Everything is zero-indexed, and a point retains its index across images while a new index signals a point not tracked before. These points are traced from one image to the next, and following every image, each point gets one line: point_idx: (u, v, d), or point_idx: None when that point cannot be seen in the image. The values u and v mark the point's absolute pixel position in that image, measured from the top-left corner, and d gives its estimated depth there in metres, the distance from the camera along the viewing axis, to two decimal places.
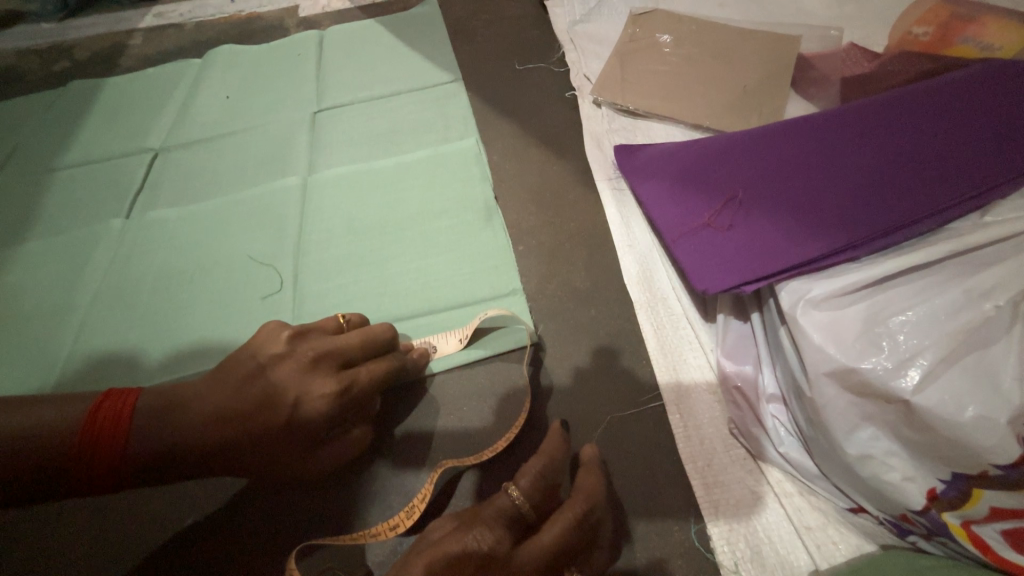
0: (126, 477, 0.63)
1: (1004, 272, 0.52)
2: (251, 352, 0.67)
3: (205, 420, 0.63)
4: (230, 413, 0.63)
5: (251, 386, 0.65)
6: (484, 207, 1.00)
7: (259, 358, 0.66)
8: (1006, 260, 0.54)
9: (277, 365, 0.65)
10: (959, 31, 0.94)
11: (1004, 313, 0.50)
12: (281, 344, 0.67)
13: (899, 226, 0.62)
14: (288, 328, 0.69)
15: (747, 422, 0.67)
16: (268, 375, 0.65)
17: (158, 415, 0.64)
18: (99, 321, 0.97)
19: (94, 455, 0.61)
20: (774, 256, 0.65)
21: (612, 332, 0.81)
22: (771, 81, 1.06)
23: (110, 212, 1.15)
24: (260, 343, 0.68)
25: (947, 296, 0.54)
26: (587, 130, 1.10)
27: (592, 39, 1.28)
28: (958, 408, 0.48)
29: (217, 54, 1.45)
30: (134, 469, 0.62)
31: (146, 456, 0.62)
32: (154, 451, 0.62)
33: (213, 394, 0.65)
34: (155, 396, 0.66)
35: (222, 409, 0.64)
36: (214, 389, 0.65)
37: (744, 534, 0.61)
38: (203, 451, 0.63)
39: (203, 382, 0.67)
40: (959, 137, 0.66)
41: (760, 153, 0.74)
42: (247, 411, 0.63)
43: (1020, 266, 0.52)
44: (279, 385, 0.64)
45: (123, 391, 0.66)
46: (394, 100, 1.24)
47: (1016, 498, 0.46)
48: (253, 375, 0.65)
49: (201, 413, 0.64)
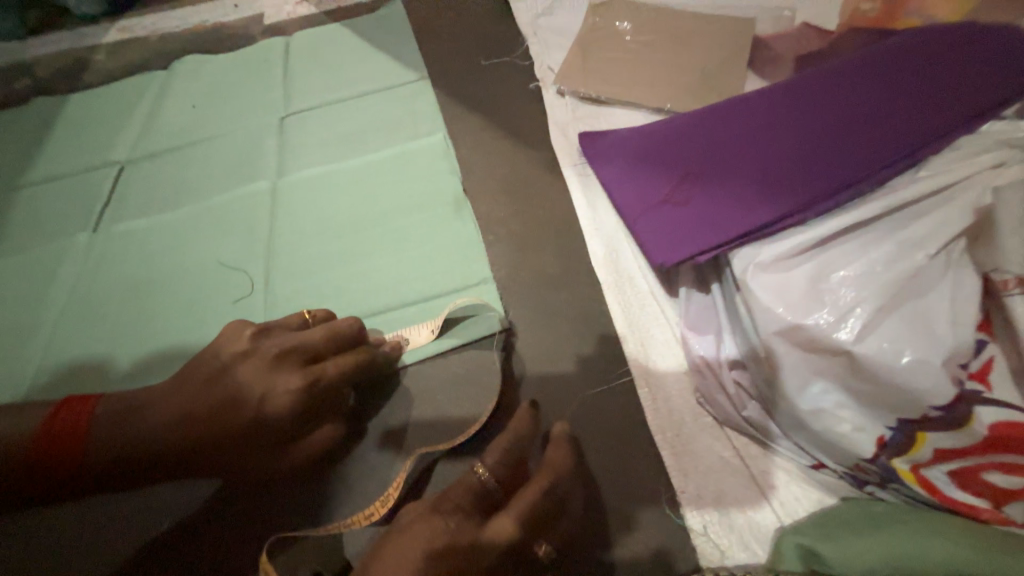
0: (93, 481, 0.63)
1: (933, 225, 0.56)
2: (215, 352, 0.67)
3: (171, 422, 0.63)
4: (195, 413, 0.63)
5: (215, 386, 0.64)
6: (453, 199, 1.00)
7: (223, 357, 0.66)
8: (935, 212, 0.57)
9: (242, 363, 0.65)
10: (902, 4, 0.97)
11: (932, 263, 0.54)
12: (244, 342, 0.67)
13: (842, 189, 0.64)
14: (252, 326, 0.68)
15: (711, 390, 0.68)
16: (232, 373, 0.65)
17: (119, 418, 0.64)
18: (67, 334, 0.96)
19: (56, 459, 0.62)
20: (724, 226, 0.67)
21: (582, 313, 0.82)
22: (728, 62, 1.08)
23: (77, 226, 1.14)
24: (223, 343, 0.67)
25: (881, 250, 0.57)
26: (552, 120, 1.11)
27: (555, 31, 1.29)
28: (896, 354, 0.51)
29: (182, 64, 1.44)
30: (98, 473, 0.63)
31: (109, 459, 0.62)
32: (117, 454, 0.62)
33: (176, 395, 0.65)
34: (114, 401, 0.66)
35: (186, 410, 0.63)
36: (179, 390, 0.65)
37: (712, 498, 0.63)
38: (171, 452, 0.63)
39: (166, 384, 0.66)
40: (897, 99, 0.68)
41: (711, 129, 0.76)
42: (212, 410, 0.63)
43: (947, 217, 0.56)
44: (244, 383, 0.64)
45: (86, 396, 0.67)
46: (361, 100, 1.24)
47: (954, 437, 0.51)
48: (217, 375, 0.65)
49: (166, 415, 0.63)
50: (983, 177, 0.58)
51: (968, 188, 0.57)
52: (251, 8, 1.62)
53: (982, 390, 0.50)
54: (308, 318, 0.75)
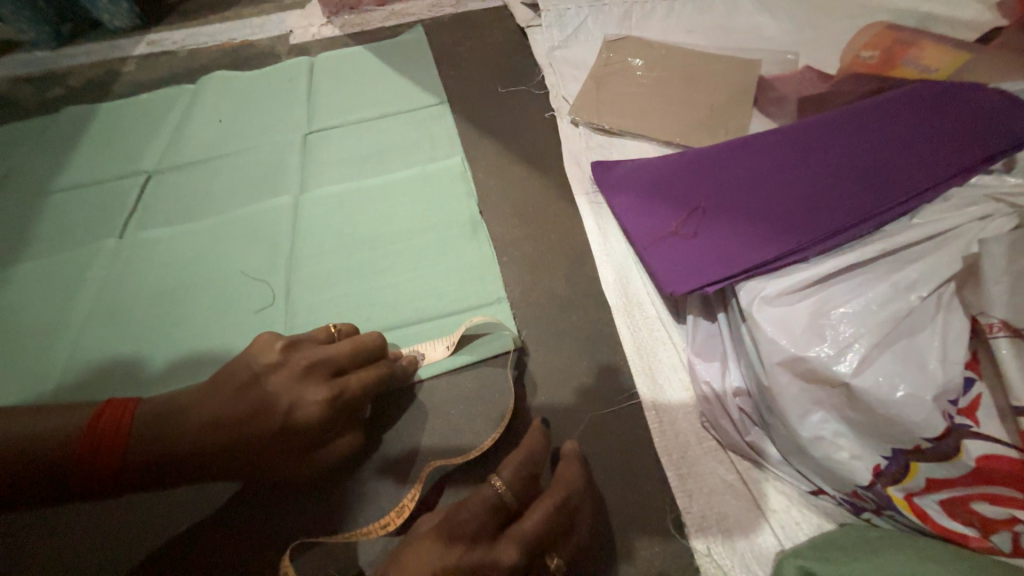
0: (126, 482, 0.66)
1: (926, 267, 0.60)
2: (246, 362, 0.70)
3: (202, 427, 0.66)
4: (227, 421, 0.66)
5: (247, 395, 0.68)
6: (470, 221, 1.05)
7: (254, 368, 0.69)
8: (927, 257, 0.61)
9: (272, 374, 0.69)
10: (901, 55, 1.03)
11: (924, 304, 0.58)
12: (275, 354, 0.70)
13: (840, 230, 0.69)
14: (282, 338, 0.72)
15: (716, 415, 0.72)
16: (263, 383, 0.68)
17: (156, 423, 0.67)
18: (93, 337, 1.00)
19: (94, 459, 0.64)
20: (731, 260, 0.71)
21: (592, 335, 0.85)
22: (734, 101, 1.14)
23: (105, 233, 1.18)
24: (255, 354, 0.71)
25: (877, 289, 0.61)
26: (566, 149, 1.16)
27: (569, 63, 1.36)
28: (891, 387, 0.55)
29: (211, 80, 1.51)
30: (134, 474, 0.65)
31: (145, 460, 0.65)
32: (155, 456, 0.65)
33: (210, 402, 0.68)
34: (153, 405, 0.69)
35: (218, 417, 0.67)
36: (211, 397, 0.68)
37: (716, 521, 0.66)
38: (201, 456, 0.66)
39: (199, 391, 0.70)
40: (892, 149, 0.73)
41: (720, 167, 0.81)
42: (243, 418, 0.66)
43: (939, 261, 0.60)
44: (274, 394, 0.67)
45: (123, 400, 0.70)
46: (383, 122, 1.30)
47: (945, 468, 0.54)
48: (248, 384, 0.68)
49: (199, 420, 0.67)
50: (970, 227, 0.62)
51: (956, 237, 0.62)
52: (278, 28, 1.69)
53: (971, 424, 0.53)
54: (333, 332, 0.79)
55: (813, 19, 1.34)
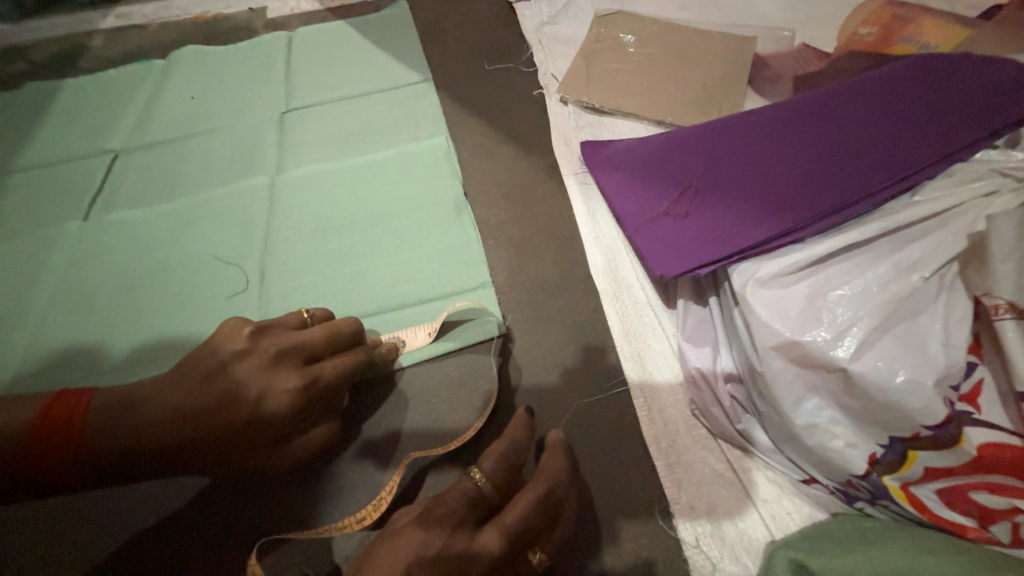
0: (83, 476, 0.62)
1: (928, 247, 0.57)
2: (211, 349, 0.66)
3: (163, 418, 0.62)
4: (190, 412, 0.62)
5: (211, 384, 0.63)
6: (454, 203, 1.00)
7: (219, 356, 0.65)
8: (929, 236, 0.59)
9: (238, 362, 0.64)
10: (900, 32, 1.00)
11: (926, 285, 0.55)
12: (242, 341, 0.65)
13: (838, 209, 0.66)
14: (249, 324, 0.67)
15: (706, 402, 0.69)
16: (229, 372, 0.64)
17: (113, 414, 0.63)
18: (54, 325, 0.94)
19: (49, 453, 0.60)
20: (725, 240, 0.68)
21: (580, 321, 0.82)
22: (729, 79, 1.10)
23: (67, 215, 1.12)
24: (220, 340, 0.66)
25: (877, 270, 0.58)
26: (555, 128, 1.12)
27: (559, 40, 1.30)
28: (891, 373, 0.52)
29: (182, 55, 1.42)
30: (89, 468, 0.61)
31: (100, 453, 0.61)
32: (111, 449, 0.61)
33: (171, 392, 0.64)
34: (109, 395, 0.65)
35: (181, 408, 0.62)
36: (172, 387, 0.64)
37: (705, 512, 0.64)
38: (162, 449, 0.62)
39: (159, 380, 0.65)
40: (893, 125, 0.69)
41: (715, 144, 0.77)
42: (207, 409, 0.62)
43: (942, 240, 0.57)
44: (240, 383, 0.63)
45: (80, 390, 0.66)
46: (364, 99, 1.24)
47: (943, 457, 0.52)
48: (213, 374, 0.64)
49: (160, 412, 0.62)
50: (975, 204, 0.60)
51: (960, 214, 0.59)
52: (254, 1, 1.60)
53: (972, 411, 0.51)
54: (306, 318, 0.74)
55: None
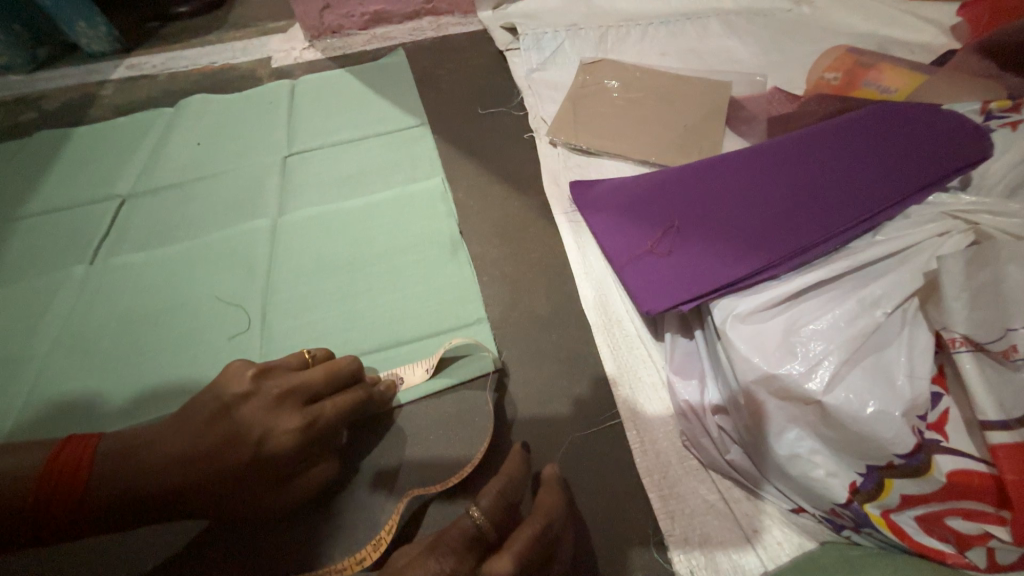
0: (85, 522, 0.62)
1: (890, 284, 0.62)
2: (215, 392, 0.68)
3: (166, 463, 0.63)
4: (194, 455, 0.63)
5: (215, 426, 0.65)
6: (450, 241, 1.05)
7: (224, 398, 0.66)
8: (891, 273, 0.63)
9: (241, 405, 0.66)
10: (862, 76, 1.08)
11: (890, 319, 0.60)
12: (245, 383, 0.67)
13: (808, 247, 0.70)
14: (253, 366, 0.69)
15: (696, 433, 0.72)
16: (232, 414, 0.65)
17: (117, 459, 0.64)
18: (58, 368, 0.96)
19: (52, 500, 0.61)
20: (706, 277, 0.72)
21: (573, 354, 0.85)
22: (706, 120, 1.18)
23: (74, 259, 1.15)
24: (224, 382, 0.68)
25: (844, 306, 0.62)
26: (545, 168, 1.18)
27: (548, 85, 1.39)
28: (861, 404, 0.56)
29: (189, 103, 1.50)
30: (94, 514, 0.62)
31: (105, 500, 0.62)
32: (117, 495, 0.62)
33: (176, 437, 0.65)
34: (116, 440, 0.66)
35: (185, 452, 0.64)
36: (177, 430, 0.66)
37: (699, 545, 0.65)
38: (165, 494, 0.63)
39: (166, 424, 0.67)
40: (853, 169, 0.75)
41: (695, 186, 0.82)
42: (210, 452, 0.63)
43: (902, 277, 0.62)
44: (242, 426, 0.64)
45: (85, 436, 0.67)
46: (364, 143, 1.31)
47: (917, 484, 0.54)
48: (217, 416, 0.66)
49: (164, 456, 0.63)
50: (930, 243, 0.64)
51: (917, 253, 0.64)
52: (259, 51, 1.70)
53: (940, 439, 0.55)
54: (308, 358, 0.77)
55: (779, 44, 1.41)
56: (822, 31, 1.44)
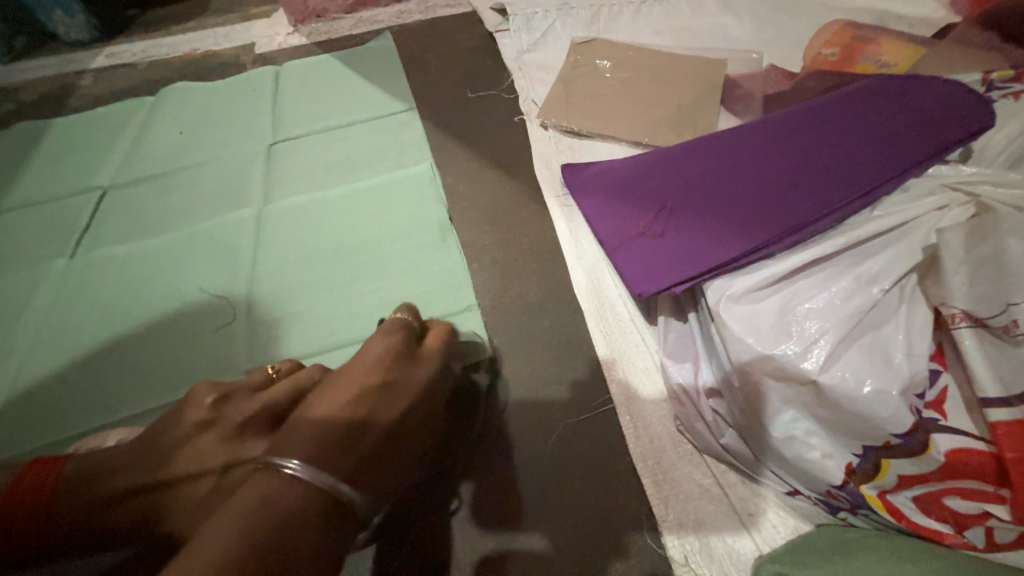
0: (53, 547, 0.63)
1: (887, 260, 0.60)
2: (176, 418, 0.65)
3: (125, 492, 0.61)
4: (157, 483, 0.61)
5: (178, 454, 0.61)
6: (439, 228, 1.02)
7: (184, 427, 0.63)
8: (888, 249, 0.61)
9: (204, 433, 0.62)
10: (861, 50, 1.05)
11: (888, 295, 0.58)
12: (206, 410, 0.64)
13: (802, 226, 0.68)
14: (213, 391, 0.65)
15: (690, 418, 0.70)
16: (194, 443, 0.62)
17: (78, 485, 0.63)
18: (40, 365, 0.94)
19: (17, 525, 0.61)
20: (699, 258, 0.70)
21: (565, 341, 0.84)
22: (701, 100, 1.15)
23: (54, 253, 1.12)
24: (185, 410, 0.65)
25: (840, 284, 0.60)
26: (536, 152, 1.15)
27: (538, 66, 1.35)
28: (858, 384, 0.54)
29: (170, 91, 1.46)
30: (63, 539, 0.62)
31: (71, 526, 0.62)
32: (82, 519, 0.62)
33: (135, 462, 0.63)
34: (78, 465, 0.65)
35: (148, 479, 0.61)
36: (138, 457, 0.63)
37: (693, 530, 0.64)
38: (129, 519, 0.61)
39: (127, 448, 0.65)
40: (849, 144, 0.73)
41: (686, 166, 0.80)
42: (174, 479, 0.60)
43: (900, 253, 0.60)
44: (203, 456, 0.61)
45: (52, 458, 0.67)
46: (351, 129, 1.27)
47: (916, 465, 0.53)
48: (180, 444, 0.62)
49: (128, 481, 0.61)
50: (929, 218, 0.63)
51: (916, 228, 0.62)
52: (242, 37, 1.65)
53: (939, 418, 0.53)
54: (272, 374, 0.71)
55: (775, 21, 1.38)
56: (819, 6, 1.40)
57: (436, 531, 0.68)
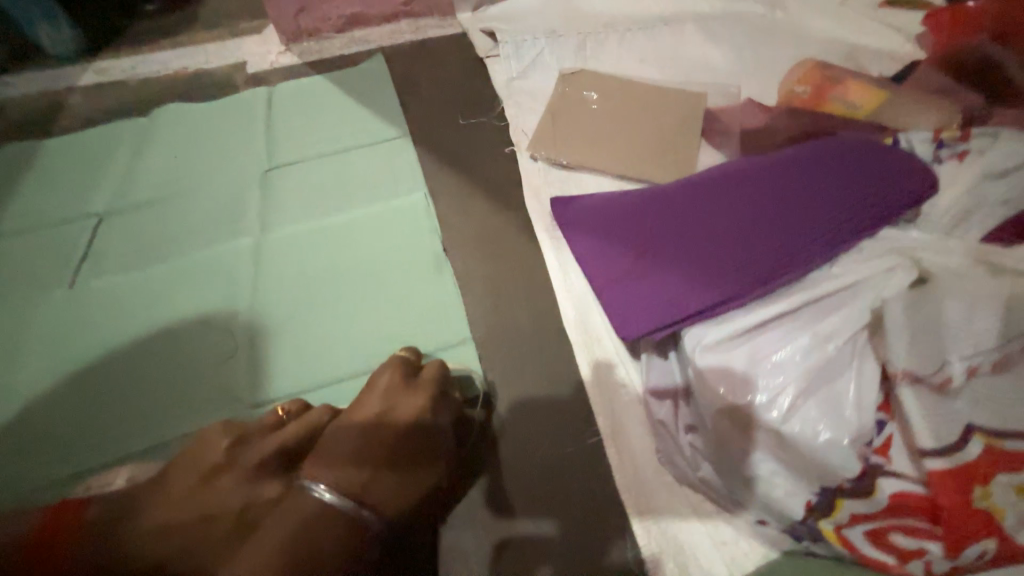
0: None
1: (844, 317, 0.66)
2: (192, 461, 0.69)
3: (144, 536, 0.64)
4: (175, 526, 0.64)
5: (197, 496, 0.66)
6: (434, 259, 1.07)
7: (201, 470, 0.68)
8: (844, 307, 0.67)
9: (219, 476, 0.68)
10: (829, 91, 1.12)
11: (843, 351, 0.64)
12: (221, 453, 0.69)
13: (770, 278, 0.74)
14: (227, 434, 0.71)
15: (670, 451, 0.76)
16: (210, 487, 0.67)
17: (103, 527, 0.66)
18: (45, 398, 0.96)
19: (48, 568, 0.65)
20: (676, 306, 0.76)
21: (556, 374, 0.90)
22: (682, 134, 1.21)
23: (53, 282, 1.14)
24: (200, 454, 0.70)
25: (802, 339, 0.66)
26: (526, 183, 1.21)
27: (528, 94, 1.40)
28: (813, 434, 0.61)
29: (163, 112, 1.47)
30: None
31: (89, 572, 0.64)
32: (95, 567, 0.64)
33: (155, 508, 0.66)
34: (104, 507, 0.69)
35: (166, 523, 0.65)
36: (158, 500, 0.67)
37: (671, 555, 0.71)
38: (140, 563, 0.63)
39: (148, 491, 0.69)
40: (812, 202, 0.79)
41: (666, 213, 0.85)
42: (192, 521, 0.64)
43: (854, 311, 0.66)
44: (219, 500, 0.66)
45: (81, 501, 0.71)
46: (345, 156, 1.31)
47: (866, 503, 0.59)
48: (197, 486, 0.67)
49: (147, 525, 0.65)
50: (881, 276, 0.69)
51: (868, 287, 0.68)
52: (233, 55, 1.66)
53: (883, 462, 0.59)
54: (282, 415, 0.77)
55: (753, 50, 1.44)
56: (795, 36, 1.46)
57: (425, 545, 0.75)
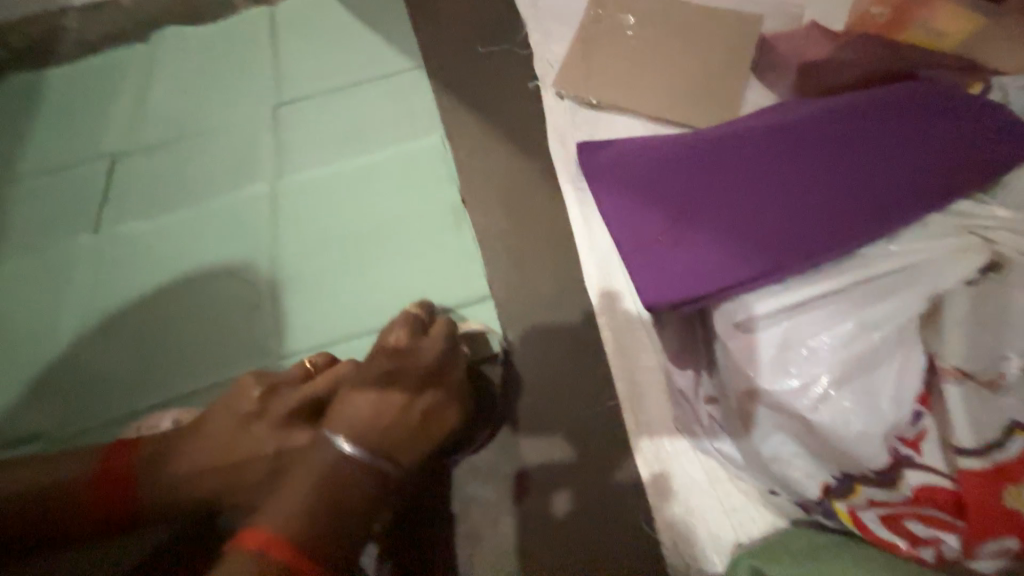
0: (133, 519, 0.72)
1: (891, 307, 0.63)
2: (229, 408, 0.73)
3: (194, 473, 0.70)
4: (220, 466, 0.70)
5: (238, 440, 0.71)
6: (453, 211, 1.02)
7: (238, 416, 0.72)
8: (895, 293, 0.64)
9: (255, 423, 0.72)
10: (912, 15, 0.94)
11: (885, 341, 0.62)
12: (254, 402, 0.73)
13: (821, 252, 0.68)
14: (259, 384, 0.74)
15: (688, 420, 0.78)
16: (247, 432, 0.71)
17: (154, 467, 0.72)
18: (87, 342, 1.01)
19: (107, 502, 0.70)
20: (712, 276, 0.71)
21: (577, 338, 0.90)
22: (730, 68, 1.07)
23: (79, 226, 1.15)
24: (236, 402, 0.73)
25: (843, 326, 0.64)
26: (552, 126, 1.10)
27: (556, 17, 1.22)
28: (845, 423, 0.61)
29: (164, 38, 1.37)
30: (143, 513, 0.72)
31: (152, 502, 0.71)
32: (158, 498, 0.71)
33: (199, 450, 0.71)
34: (150, 449, 0.73)
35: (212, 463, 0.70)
36: (202, 443, 0.71)
37: (681, 517, 0.75)
38: (198, 493, 0.71)
39: (190, 436, 0.73)
40: (876, 166, 0.71)
41: (709, 170, 0.77)
42: (234, 463, 0.69)
43: (906, 300, 0.63)
44: (257, 444, 0.70)
45: (126, 443, 0.75)
46: (357, 92, 1.21)
47: (885, 492, 0.61)
48: (237, 432, 0.71)
49: (194, 463, 0.71)
50: (944, 261, 0.64)
51: (925, 274, 0.64)
52: None
53: (914, 454, 0.60)
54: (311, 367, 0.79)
55: None
56: None
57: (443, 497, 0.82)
